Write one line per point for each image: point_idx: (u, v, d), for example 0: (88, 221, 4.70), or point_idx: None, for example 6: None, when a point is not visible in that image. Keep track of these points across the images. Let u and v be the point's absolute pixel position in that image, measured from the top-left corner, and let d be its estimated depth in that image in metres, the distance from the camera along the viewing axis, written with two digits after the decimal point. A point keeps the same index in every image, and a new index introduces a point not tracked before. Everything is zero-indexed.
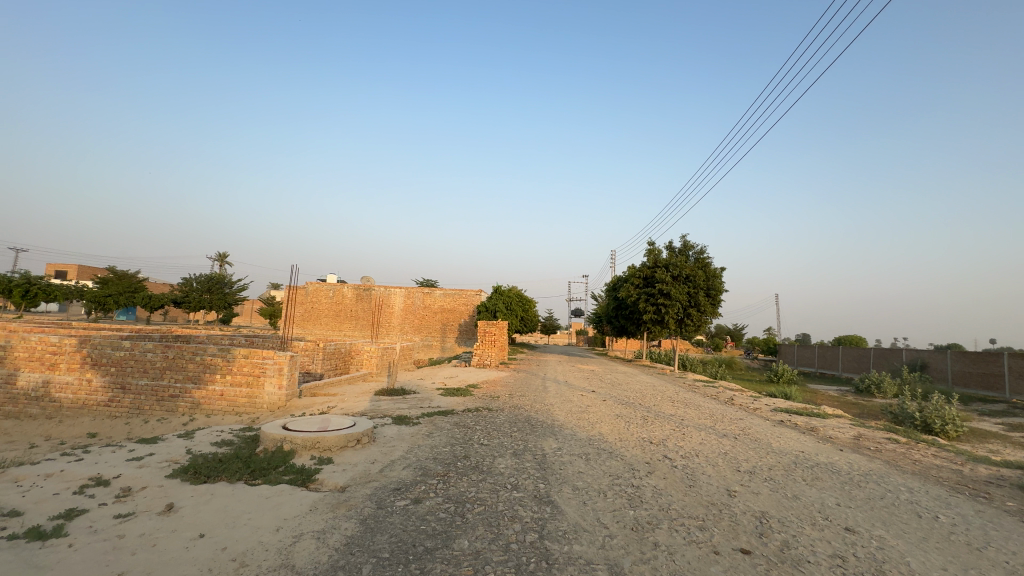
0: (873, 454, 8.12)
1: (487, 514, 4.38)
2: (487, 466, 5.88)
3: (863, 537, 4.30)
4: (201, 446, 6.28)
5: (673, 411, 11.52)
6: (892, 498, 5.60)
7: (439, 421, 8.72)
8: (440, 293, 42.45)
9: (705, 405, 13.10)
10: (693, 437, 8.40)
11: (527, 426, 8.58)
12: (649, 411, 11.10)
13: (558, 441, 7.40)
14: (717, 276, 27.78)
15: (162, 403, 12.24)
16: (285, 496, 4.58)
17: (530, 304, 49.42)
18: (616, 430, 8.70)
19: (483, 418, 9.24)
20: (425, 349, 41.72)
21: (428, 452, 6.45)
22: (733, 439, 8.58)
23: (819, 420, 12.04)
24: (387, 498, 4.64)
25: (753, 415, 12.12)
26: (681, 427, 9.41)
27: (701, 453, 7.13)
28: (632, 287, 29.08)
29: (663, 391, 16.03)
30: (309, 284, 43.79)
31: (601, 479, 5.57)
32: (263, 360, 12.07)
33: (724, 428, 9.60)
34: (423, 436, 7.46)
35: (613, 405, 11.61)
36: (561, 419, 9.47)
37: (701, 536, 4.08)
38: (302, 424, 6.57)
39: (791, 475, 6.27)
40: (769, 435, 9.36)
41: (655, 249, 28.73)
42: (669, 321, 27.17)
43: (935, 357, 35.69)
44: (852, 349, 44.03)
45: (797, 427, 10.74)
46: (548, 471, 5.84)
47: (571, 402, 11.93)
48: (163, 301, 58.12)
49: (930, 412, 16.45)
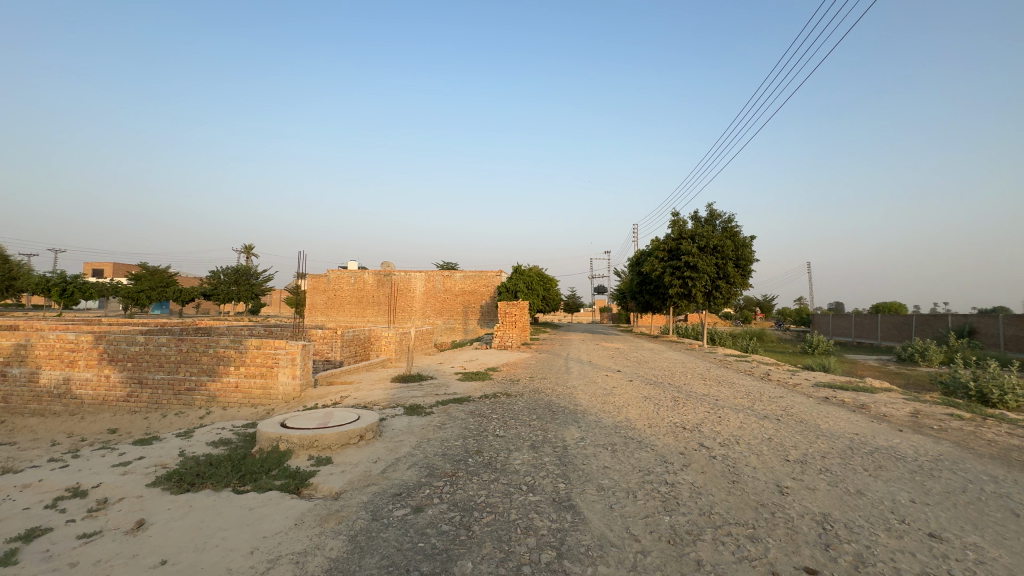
0: (938, 435, 7.20)
1: (497, 524, 3.77)
2: (501, 463, 5.26)
3: (955, 547, 3.52)
4: (197, 447, 5.88)
5: (706, 390, 10.72)
6: (975, 491, 4.77)
7: (453, 410, 8.18)
8: (460, 275, 42.00)
9: (740, 383, 12.23)
10: (730, 420, 7.64)
11: (546, 413, 7.96)
12: (679, 391, 10.35)
13: (581, 430, 6.74)
14: (746, 245, 26.36)
15: (179, 396, 12.11)
16: (270, 507, 4.06)
17: (551, 283, 48.57)
18: (644, 414, 8.00)
19: (500, 405, 8.66)
20: (448, 332, 41.60)
21: (437, 447, 5.88)
22: (774, 421, 7.78)
23: (866, 395, 11.07)
24: (384, 507, 4.07)
25: (793, 392, 11.22)
26: (715, 408, 8.64)
27: (741, 440, 6.39)
28: (656, 261, 27.94)
29: (693, 368, 15.16)
30: (330, 272, 44.05)
31: (630, 476, 4.89)
32: (275, 351, 11.77)
33: (763, 409, 8.79)
34: (434, 428, 6.91)
35: (640, 386, 10.88)
36: (583, 403, 8.83)
37: (753, 550, 3.38)
38: (301, 420, 6.07)
39: (850, 464, 5.47)
40: (814, 414, 8.50)
41: (679, 219, 27.40)
42: (696, 295, 26.04)
43: (984, 322, 33.58)
44: (892, 316, 41.93)
45: (844, 404, 9.82)
46: (569, 467, 5.21)
47: (595, 384, 11.25)
48: (193, 294, 59.52)
49: (986, 381, 15.19)
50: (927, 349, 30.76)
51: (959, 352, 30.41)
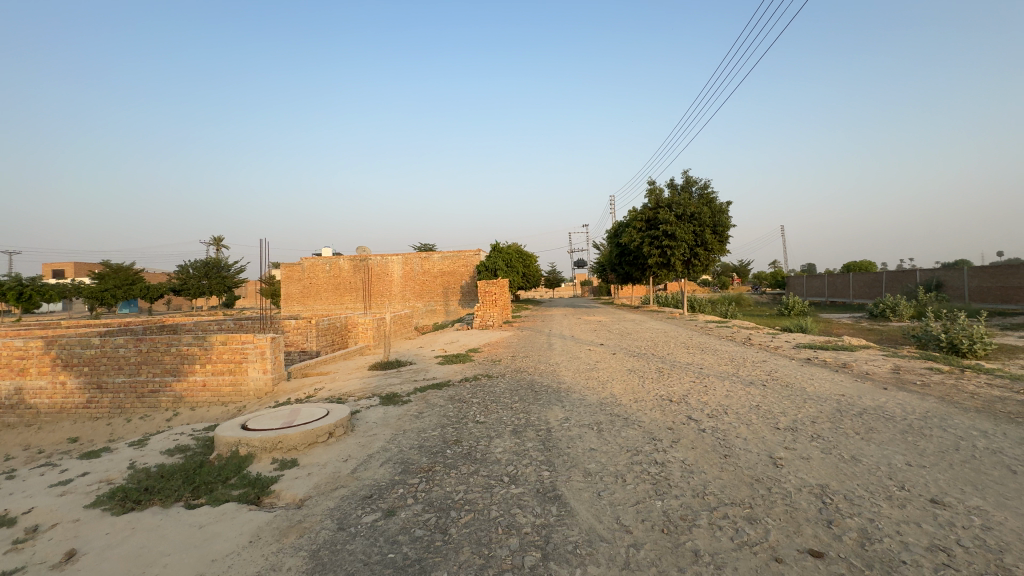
0: (921, 391, 7.16)
1: (476, 524, 3.44)
2: (482, 453, 4.92)
3: (960, 513, 3.33)
4: (150, 456, 5.39)
5: (690, 359, 10.58)
6: (968, 448, 4.64)
7: (431, 397, 7.80)
8: (438, 257, 41.25)
9: (723, 349, 12.13)
10: (716, 389, 7.46)
11: (529, 393, 7.66)
12: (664, 362, 10.17)
13: (565, 410, 6.45)
14: (723, 211, 26.32)
15: (143, 399, 11.46)
16: (223, 524, 3.64)
17: (531, 259, 48.17)
18: (630, 388, 7.77)
19: (481, 388, 8.31)
20: (429, 315, 41.09)
21: (413, 440, 5.51)
22: (761, 387, 7.64)
23: (847, 354, 11.11)
24: (352, 513, 3.70)
25: (776, 355, 11.18)
26: (701, 378, 8.47)
27: (730, 409, 6.19)
28: (635, 231, 27.76)
29: (676, 337, 15.06)
30: (304, 260, 42.81)
31: (618, 458, 4.61)
32: (242, 345, 11.16)
33: (748, 375, 8.67)
34: (411, 418, 6.53)
35: (625, 359, 10.66)
36: (567, 381, 8.56)
37: (753, 533, 3.13)
38: (265, 420, 5.62)
39: (841, 429, 5.30)
40: (800, 378, 8.41)
41: (656, 188, 27.15)
42: (675, 264, 26.02)
43: (951, 275, 34.64)
44: (863, 274, 42.97)
45: (827, 365, 9.77)
46: (553, 451, 4.91)
47: (578, 359, 11.00)
48: (162, 291, 57.31)
49: (957, 332, 15.54)
50: (898, 305, 31.61)
51: (927, 306, 31.35)
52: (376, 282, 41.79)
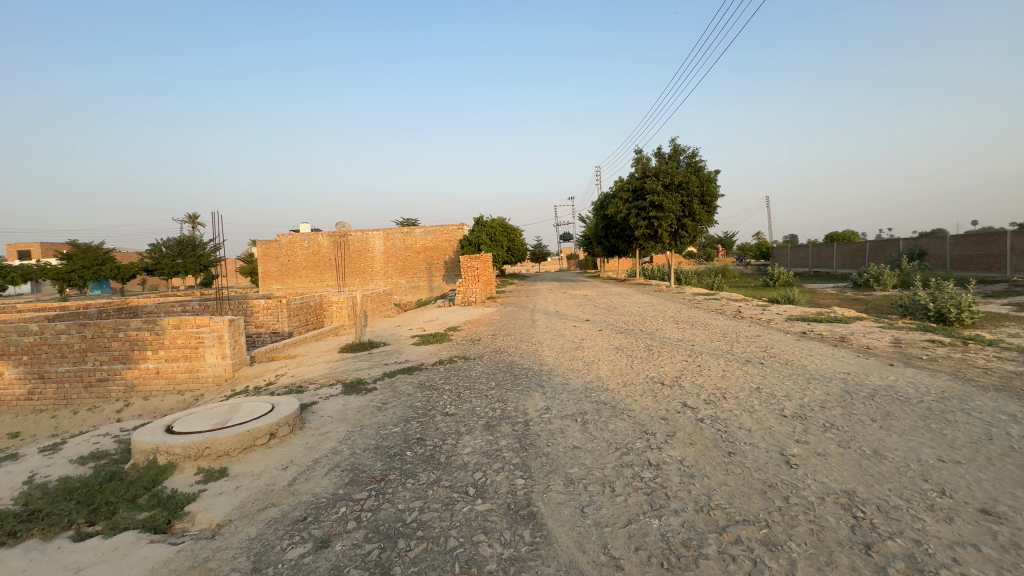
0: (931, 367, 6.62)
1: (428, 560, 2.72)
2: (446, 456, 4.19)
3: (1021, 529, 2.72)
4: (56, 467, 4.56)
5: (681, 335, 9.98)
6: (1003, 437, 4.05)
7: (399, 383, 7.04)
8: (420, 231, 39.99)
9: (715, 323, 11.54)
10: (711, 369, 6.83)
11: (508, 378, 6.96)
12: (653, 339, 9.55)
13: (546, 398, 5.76)
14: (711, 180, 25.55)
15: (91, 389, 10.51)
16: (107, 566, 2.86)
17: (515, 233, 47.18)
18: (617, 369, 7.10)
19: (455, 372, 7.57)
20: (413, 291, 40.15)
21: (370, 439, 4.75)
22: (758, 365, 7.05)
23: (842, 327, 10.61)
24: (275, 546, 2.95)
25: (769, 329, 10.63)
26: (693, 356, 7.85)
27: (729, 394, 5.55)
28: (621, 202, 26.95)
29: (664, 311, 14.49)
30: (281, 236, 41.23)
31: (605, 459, 3.93)
32: (198, 329, 10.24)
33: (743, 352, 8.07)
34: (372, 410, 5.77)
35: (612, 336, 10.01)
36: (550, 362, 7.88)
37: (776, 568, 2.47)
38: (195, 420, 4.80)
39: (855, 416, 4.69)
40: (798, 354, 7.84)
41: (643, 157, 26.22)
42: (662, 235, 25.37)
43: (933, 244, 34.71)
44: (847, 244, 43.01)
45: (824, 339, 9.24)
46: (530, 451, 4.20)
47: (562, 337, 10.33)
48: (135, 270, 55.07)
49: (945, 301, 15.24)
50: (881, 274, 31.62)
51: (910, 275, 31.40)
52: (357, 259, 40.49)
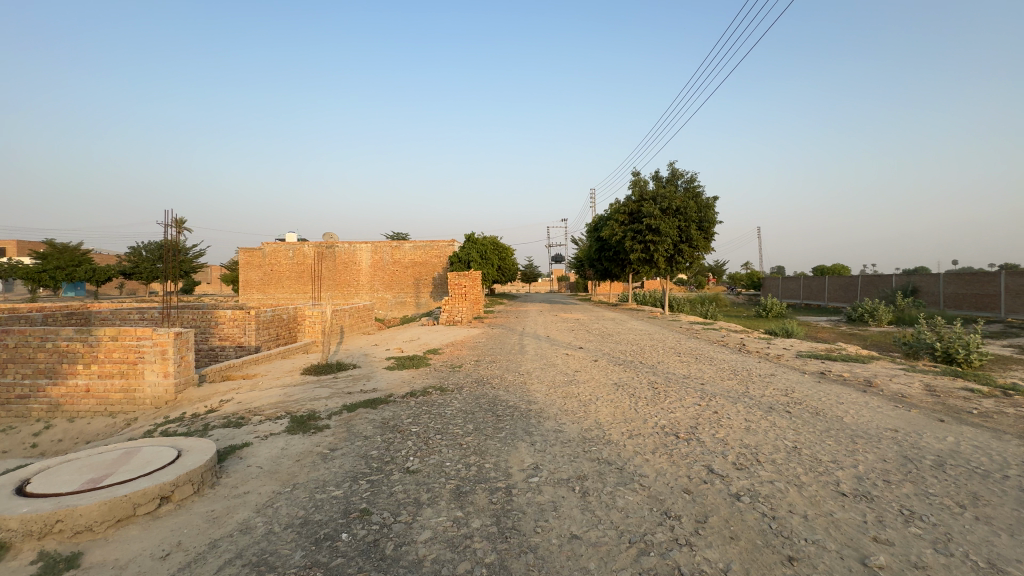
0: (989, 426, 5.59)
1: None
2: (394, 545, 3.01)
3: None
4: None
5: (687, 370, 8.91)
6: None
7: (357, 421, 5.82)
8: (410, 246, 38.85)
9: (721, 358, 10.49)
10: (732, 418, 5.74)
11: (489, 419, 5.78)
12: (656, 375, 8.45)
13: (534, 452, 4.60)
14: (709, 206, 24.92)
15: (9, 407, 9.10)
16: None
17: (506, 253, 46.32)
18: (619, 412, 5.97)
19: (427, 408, 6.37)
20: (398, 307, 38.80)
21: (298, 509, 3.53)
22: (785, 415, 5.97)
23: (862, 368, 9.60)
24: None
25: (782, 367, 9.60)
26: (706, 398, 6.76)
27: (763, 456, 4.45)
28: (616, 224, 26.20)
29: (663, 341, 13.42)
30: (265, 245, 39.84)
31: (616, 563, 2.78)
32: (138, 342, 8.95)
33: (762, 395, 7.00)
34: (315, 460, 4.55)
35: (609, 369, 8.91)
36: (539, 399, 6.73)
37: None
38: (64, 475, 3.57)
39: (936, 498, 3.61)
40: (825, 400, 6.80)
41: (640, 179, 25.58)
42: (658, 260, 24.58)
43: (926, 281, 34.39)
44: (838, 277, 42.74)
45: (847, 382, 8.22)
46: (511, 542, 3.03)
47: (554, 368, 9.19)
48: (110, 273, 52.95)
49: (953, 341, 14.41)
50: (876, 309, 31.08)
51: (905, 311, 30.90)
52: (342, 271, 39.18)
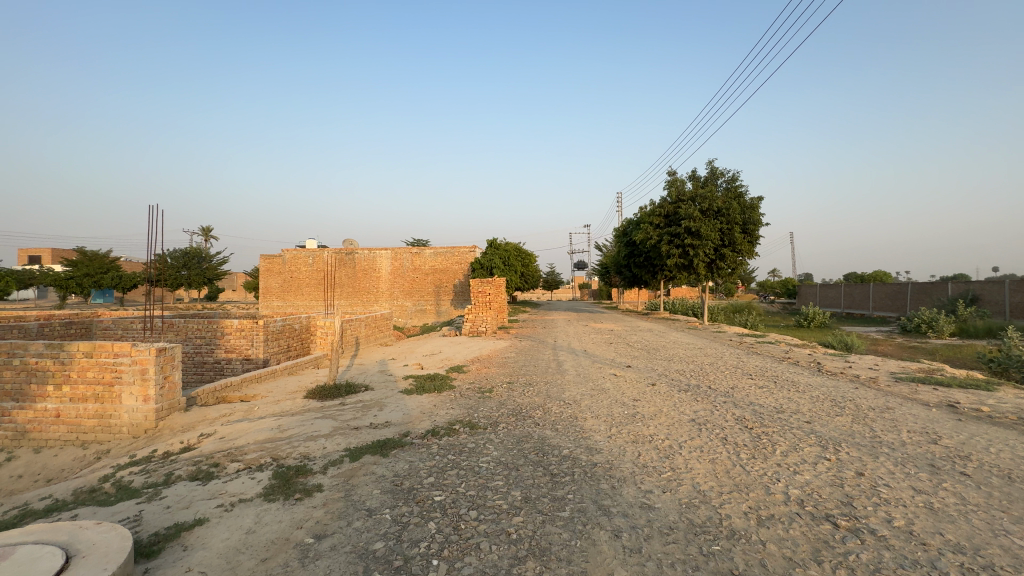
0: None
1: None
2: None
3: None
4: None
5: (775, 401, 7.11)
6: None
7: (360, 481, 4.25)
8: (430, 252, 37.62)
9: (805, 382, 8.62)
10: (894, 488, 3.97)
11: (542, 482, 4.13)
12: (739, 407, 6.66)
13: (626, 557, 2.92)
14: (753, 208, 22.90)
15: None
16: None
17: (530, 259, 44.77)
18: (723, 473, 4.26)
19: (455, 459, 4.77)
20: (418, 315, 37.53)
21: None
22: (966, 480, 4.14)
23: (995, 398, 7.61)
24: None
25: (891, 396, 7.67)
26: (831, 447, 4.97)
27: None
28: (650, 227, 24.40)
29: (721, 359, 11.52)
30: (286, 252, 39.20)
31: None
32: (115, 360, 7.63)
33: (904, 443, 5.18)
34: (288, 564, 2.96)
35: (675, 398, 7.17)
36: (602, 447, 5.03)
37: None
38: None
39: None
40: (998, 452, 4.94)
41: (677, 179, 23.73)
42: (697, 266, 22.64)
43: (988, 289, 31.39)
44: (885, 285, 39.74)
45: (997, 420, 6.28)
46: None
47: (605, 395, 7.48)
48: (136, 280, 53.13)
49: None
50: (935, 320, 28.34)
51: (968, 323, 28.05)
52: (362, 278, 38.24)
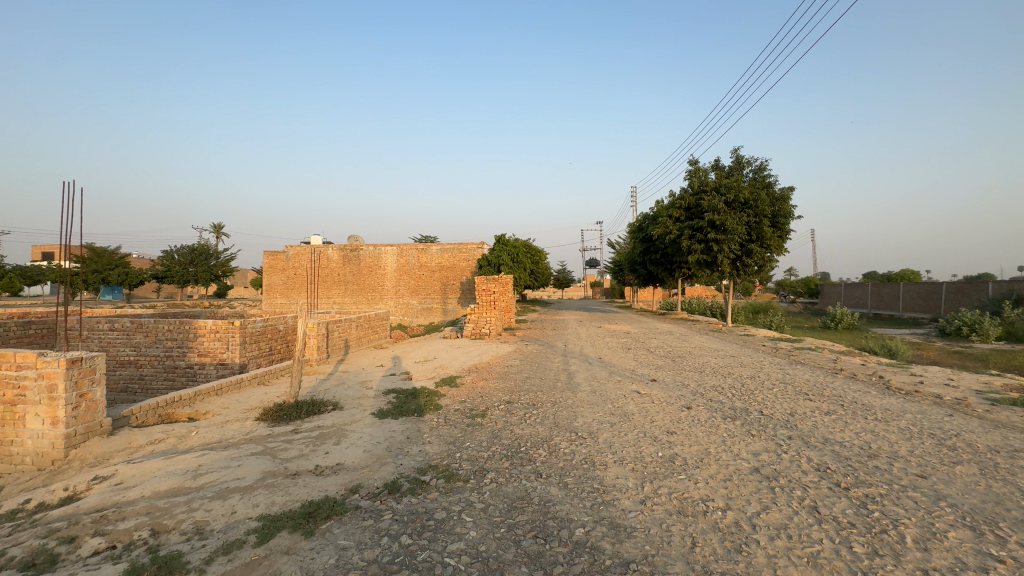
0: None
1: None
2: None
3: None
4: None
5: (857, 436, 5.33)
6: None
7: None
8: (437, 248, 36.11)
9: (880, 406, 6.84)
10: None
11: None
12: (814, 448, 4.91)
13: None
14: (784, 199, 20.90)
15: None
16: None
17: (540, 256, 43.17)
18: None
19: (409, 548, 3.09)
20: (424, 314, 36.05)
21: None
22: None
23: None
24: None
25: (1005, 429, 5.85)
26: (991, 535, 3.20)
27: None
28: (670, 221, 22.56)
29: (762, 371, 9.71)
30: (289, 248, 38.00)
31: None
32: (17, 374, 6.13)
33: None
34: None
35: (723, 431, 5.45)
36: (634, 524, 3.34)
37: None
38: None
39: None
40: None
41: (699, 168, 21.84)
42: (721, 263, 20.75)
43: None
44: (917, 284, 37.24)
45: None
46: None
47: (630, 425, 5.77)
48: (143, 277, 52.24)
49: None
50: (979, 322, 25.96)
51: (1016, 325, 25.65)
52: (367, 275, 36.85)
